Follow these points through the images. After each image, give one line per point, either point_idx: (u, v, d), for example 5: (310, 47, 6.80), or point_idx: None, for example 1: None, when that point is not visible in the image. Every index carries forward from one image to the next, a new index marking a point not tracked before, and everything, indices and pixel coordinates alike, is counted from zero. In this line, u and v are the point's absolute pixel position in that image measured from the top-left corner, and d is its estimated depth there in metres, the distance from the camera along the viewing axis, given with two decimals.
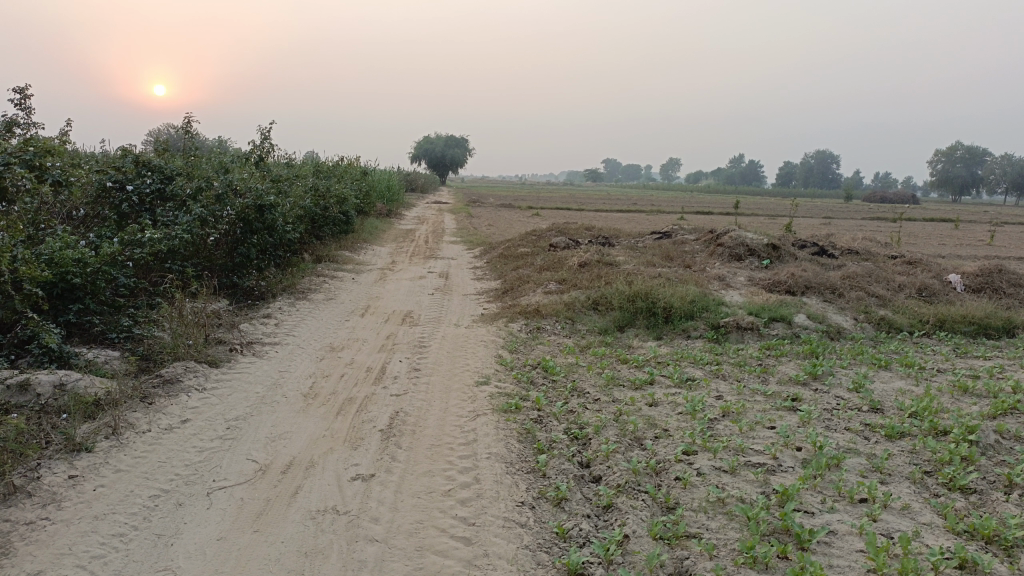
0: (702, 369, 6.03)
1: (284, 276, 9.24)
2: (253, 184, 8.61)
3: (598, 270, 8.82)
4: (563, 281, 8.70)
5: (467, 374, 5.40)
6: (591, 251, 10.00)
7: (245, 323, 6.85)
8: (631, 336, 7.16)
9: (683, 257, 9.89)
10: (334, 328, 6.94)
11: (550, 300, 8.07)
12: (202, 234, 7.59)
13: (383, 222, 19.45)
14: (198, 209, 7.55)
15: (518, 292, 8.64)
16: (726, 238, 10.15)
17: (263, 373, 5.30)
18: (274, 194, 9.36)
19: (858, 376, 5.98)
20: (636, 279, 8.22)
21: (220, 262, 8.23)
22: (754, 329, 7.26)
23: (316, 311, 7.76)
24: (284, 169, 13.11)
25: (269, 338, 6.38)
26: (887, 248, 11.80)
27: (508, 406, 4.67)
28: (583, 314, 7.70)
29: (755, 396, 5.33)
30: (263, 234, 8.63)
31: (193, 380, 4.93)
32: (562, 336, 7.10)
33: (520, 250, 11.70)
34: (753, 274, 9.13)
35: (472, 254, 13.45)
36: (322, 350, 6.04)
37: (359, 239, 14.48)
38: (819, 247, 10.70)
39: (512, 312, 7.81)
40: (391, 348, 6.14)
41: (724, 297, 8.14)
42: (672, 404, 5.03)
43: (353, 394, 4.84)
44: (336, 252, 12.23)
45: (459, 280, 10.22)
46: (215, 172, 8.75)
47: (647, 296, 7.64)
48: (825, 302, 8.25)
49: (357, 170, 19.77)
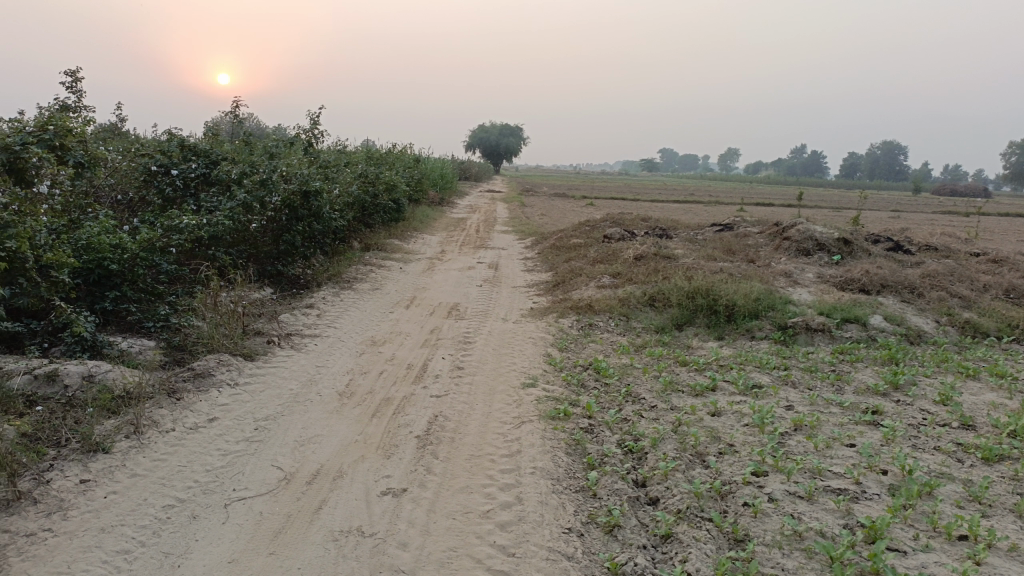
0: (769, 375, 5.55)
1: (330, 264, 9.02)
2: (300, 169, 8.39)
3: (655, 264, 8.35)
4: (617, 275, 8.26)
5: (514, 374, 5.04)
6: (647, 243, 9.53)
7: (286, 314, 6.61)
8: (690, 336, 6.70)
9: (746, 251, 9.34)
10: (377, 321, 6.66)
11: (604, 295, 7.65)
12: (246, 220, 7.39)
13: (435, 210, 19.23)
14: (242, 194, 7.34)
15: (570, 286, 8.24)
16: (793, 232, 9.56)
17: (299, 368, 5.02)
18: (322, 181, 9.15)
19: (944, 386, 5.41)
20: (697, 274, 7.74)
21: (266, 250, 8.03)
22: (824, 331, 6.73)
23: (360, 302, 7.49)
24: (335, 155, 12.95)
25: (309, 330, 6.12)
26: (968, 245, 11.00)
27: (556, 412, 4.29)
28: (639, 311, 7.26)
29: (830, 408, 4.83)
30: (309, 221, 8.40)
31: (225, 375, 4.68)
32: (616, 334, 6.68)
33: (573, 242, 11.29)
34: (822, 270, 8.55)
35: (523, 245, 13.08)
36: (362, 344, 5.75)
37: (409, 227, 14.24)
38: (894, 243, 10.01)
39: (564, 306, 7.41)
40: (435, 343, 5.81)
41: (791, 296, 7.60)
42: (737, 415, 4.58)
43: (391, 394, 4.52)
44: (385, 240, 12.00)
45: (509, 272, 9.87)
46: (261, 156, 8.56)
47: (708, 293, 7.15)
48: (903, 303, 7.63)
49: (410, 158, 19.60)
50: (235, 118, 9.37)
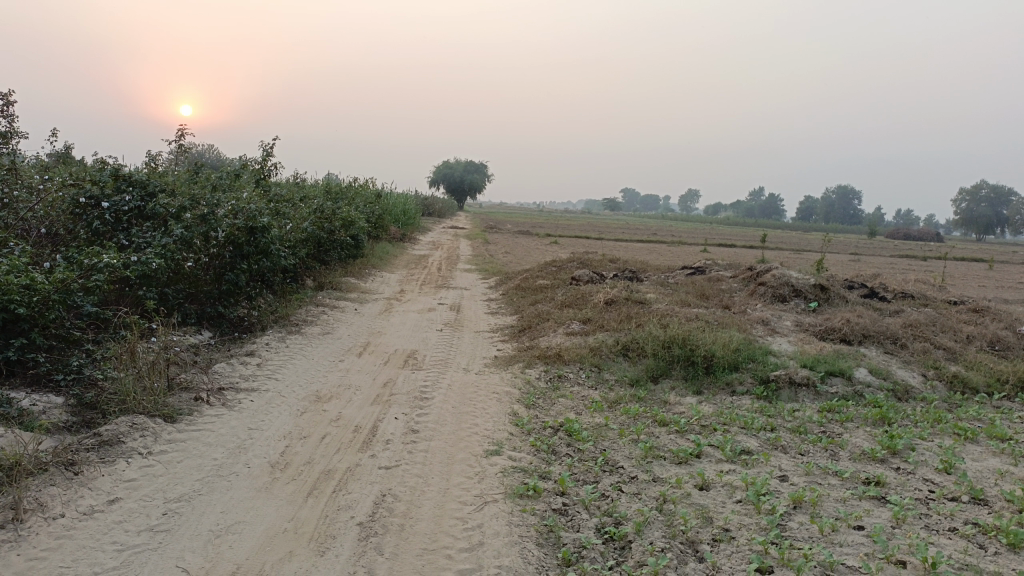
0: (757, 438, 5.05)
1: (277, 305, 8.36)
2: (247, 203, 7.79)
3: (627, 309, 7.87)
4: (587, 321, 7.76)
5: (476, 438, 4.46)
6: (618, 287, 9.06)
7: (220, 364, 5.94)
8: (666, 390, 6.20)
9: (721, 296, 8.92)
10: (324, 371, 6.04)
11: (573, 343, 7.12)
12: (180, 258, 6.77)
13: (395, 246, 18.60)
14: (178, 229, 6.74)
15: (537, 332, 7.70)
16: (768, 276, 9.19)
17: (227, 431, 4.38)
18: (272, 216, 8.54)
19: (945, 451, 4.96)
20: (672, 322, 7.27)
21: (206, 290, 7.37)
22: (809, 386, 6.28)
23: (307, 349, 6.84)
24: (289, 189, 12.31)
25: (245, 383, 5.47)
26: (941, 292, 10.75)
27: (524, 489, 3.71)
28: (612, 361, 6.74)
29: (828, 480, 4.33)
30: (256, 259, 7.76)
31: (136, 443, 4.03)
32: (587, 388, 6.13)
33: (539, 283, 10.78)
34: (800, 318, 8.15)
35: (487, 285, 12.54)
36: (305, 401, 5.12)
37: (368, 265, 13.58)
38: (869, 289, 9.71)
39: (530, 355, 6.87)
40: (388, 400, 5.20)
41: (771, 346, 7.17)
42: (727, 488, 4.04)
43: (333, 465, 3.91)
44: (340, 278, 11.35)
45: (471, 314, 9.31)
46: (206, 188, 7.93)
47: (685, 342, 6.67)
48: (886, 354, 7.24)
49: (371, 193, 19.06)
50: (180, 149, 8.74)
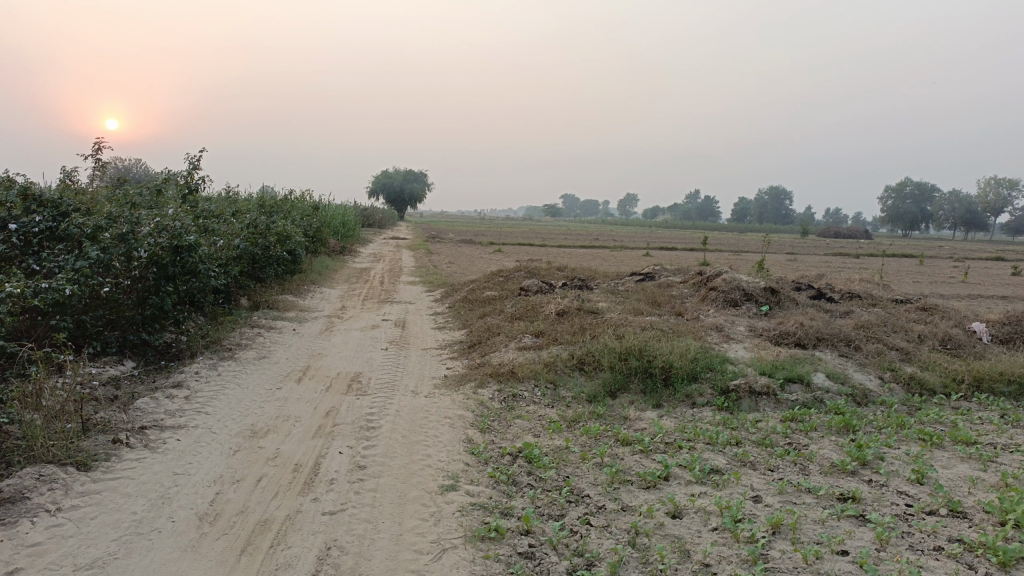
0: (723, 454, 4.82)
1: (208, 329, 7.82)
2: (172, 220, 7.26)
3: (579, 320, 7.61)
4: (540, 333, 7.46)
5: (429, 472, 4.10)
6: (568, 296, 8.80)
7: (143, 398, 5.43)
8: (625, 405, 5.94)
9: (672, 303, 8.74)
10: (260, 402, 5.59)
11: (526, 358, 6.81)
12: (96, 282, 6.23)
13: (334, 259, 18.02)
14: (95, 251, 6.20)
15: (487, 347, 7.37)
16: (719, 281, 9.06)
17: (149, 480, 3.92)
18: (200, 234, 8.00)
19: (915, 460, 4.81)
20: (627, 332, 7.02)
21: (128, 316, 6.82)
22: (769, 395, 6.11)
23: (241, 377, 6.37)
24: (220, 203, 11.70)
25: (172, 420, 4.99)
26: (885, 292, 10.83)
27: (485, 530, 3.38)
28: (567, 376, 6.45)
29: (803, 498, 4.12)
30: (183, 280, 7.23)
31: (44, 498, 3.53)
32: (544, 407, 5.83)
33: (486, 294, 10.45)
34: (753, 323, 8.03)
35: (432, 297, 12.14)
36: (238, 438, 4.68)
37: (306, 280, 13.03)
38: (817, 291, 9.69)
39: (481, 373, 6.53)
40: (331, 431, 4.80)
41: (728, 353, 6.99)
42: (702, 514, 3.78)
43: (272, 514, 3.50)
44: (277, 296, 10.80)
45: (417, 330, 8.93)
46: (126, 205, 7.36)
47: (642, 354, 6.44)
48: (842, 358, 7.14)
49: (308, 206, 18.45)
50: (98, 164, 8.13)
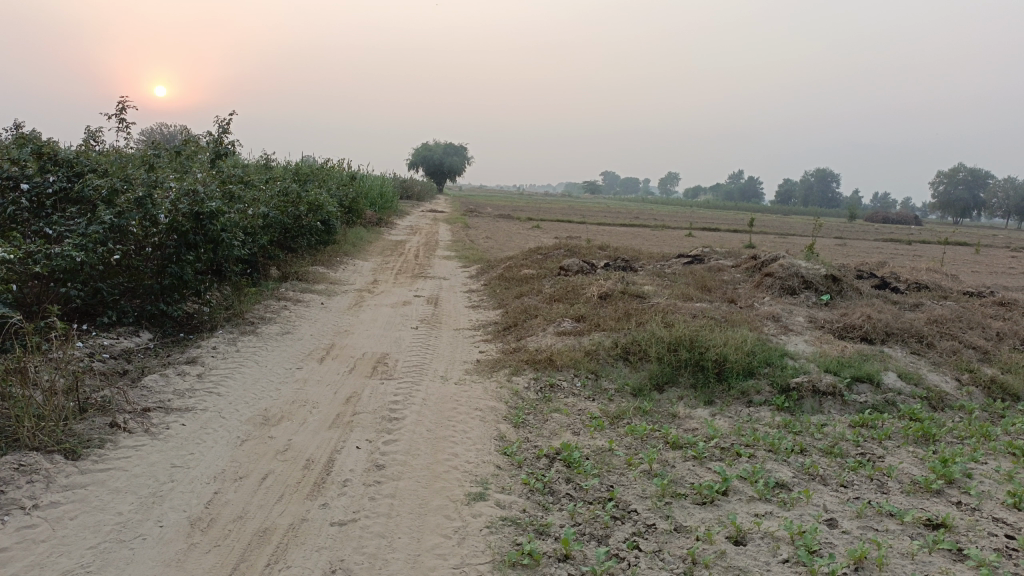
0: (788, 465, 4.26)
1: (231, 301, 7.43)
2: (194, 185, 6.85)
3: (623, 305, 7.05)
4: (581, 317, 6.91)
5: (454, 476, 3.63)
6: (612, 278, 8.24)
7: (152, 376, 5.04)
8: (674, 400, 5.40)
9: (724, 288, 8.12)
10: (277, 384, 5.17)
11: (566, 344, 6.29)
12: (107, 250, 5.86)
13: (369, 231, 17.60)
14: (108, 216, 5.82)
15: (524, 331, 6.86)
16: (775, 266, 8.40)
17: (143, 473, 3.51)
18: (224, 200, 7.60)
19: (1011, 480, 4.19)
20: (676, 320, 6.45)
21: (145, 285, 6.45)
22: (835, 396, 5.50)
23: (259, 354, 5.96)
24: (251, 170, 11.33)
25: (179, 401, 4.59)
26: (954, 283, 10.03)
27: (517, 555, 2.89)
28: (610, 366, 5.91)
29: (886, 525, 3.55)
30: (204, 248, 6.84)
31: (21, 493, 3.13)
32: (584, 400, 5.30)
33: (524, 272, 9.92)
34: (813, 313, 7.38)
35: (467, 274, 11.65)
36: (247, 425, 4.25)
37: (338, 252, 12.62)
38: (881, 280, 8.97)
39: (516, 359, 6.04)
40: (349, 422, 4.34)
41: (787, 346, 6.39)
42: (769, 542, 3.23)
43: (274, 523, 3.06)
44: (307, 267, 10.41)
45: (450, 308, 8.46)
46: (145, 167, 6.96)
47: (693, 345, 5.87)
48: (914, 356, 6.49)
49: (344, 175, 18.06)
50: (121, 124, 7.75)
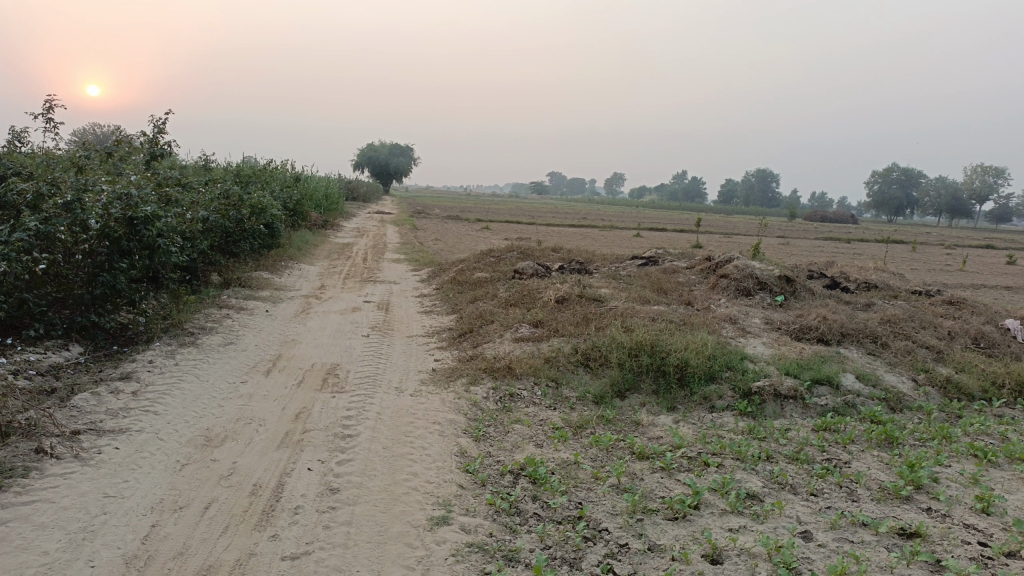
0: (756, 474, 4.15)
1: (169, 310, 7.04)
2: (127, 188, 6.44)
3: (581, 309, 6.91)
4: (538, 323, 6.74)
5: (415, 498, 3.41)
6: (567, 281, 8.09)
7: (83, 394, 4.67)
8: (637, 408, 5.27)
9: (680, 290, 8.05)
10: (220, 400, 4.85)
11: (524, 351, 6.10)
12: (32, 258, 5.44)
13: (315, 234, 17.14)
14: (32, 222, 5.40)
15: (480, 338, 6.65)
16: (730, 268, 8.37)
17: (72, 505, 3.18)
18: (160, 203, 7.19)
19: (976, 483, 4.17)
20: (635, 324, 6.33)
21: (74, 295, 6.03)
22: (796, 399, 5.45)
23: (200, 367, 5.62)
24: (190, 172, 10.85)
25: (112, 423, 4.24)
26: (900, 282, 10.19)
27: None
28: (570, 373, 5.75)
29: (861, 536, 3.46)
30: (140, 255, 6.44)
31: None
32: (545, 410, 5.13)
33: (477, 276, 9.71)
34: (769, 314, 7.37)
35: (418, 278, 11.38)
36: (188, 448, 3.94)
37: (283, 256, 12.21)
38: (832, 280, 9.04)
39: (474, 368, 5.83)
40: (299, 441, 4.08)
41: (746, 349, 6.33)
42: (748, 559, 3.11)
43: (219, 559, 2.80)
44: (250, 273, 10.00)
45: (402, 314, 8.20)
46: (74, 169, 6.52)
47: (654, 350, 5.75)
48: (870, 356, 6.50)
49: (288, 177, 17.56)
50: (47, 123, 7.27)
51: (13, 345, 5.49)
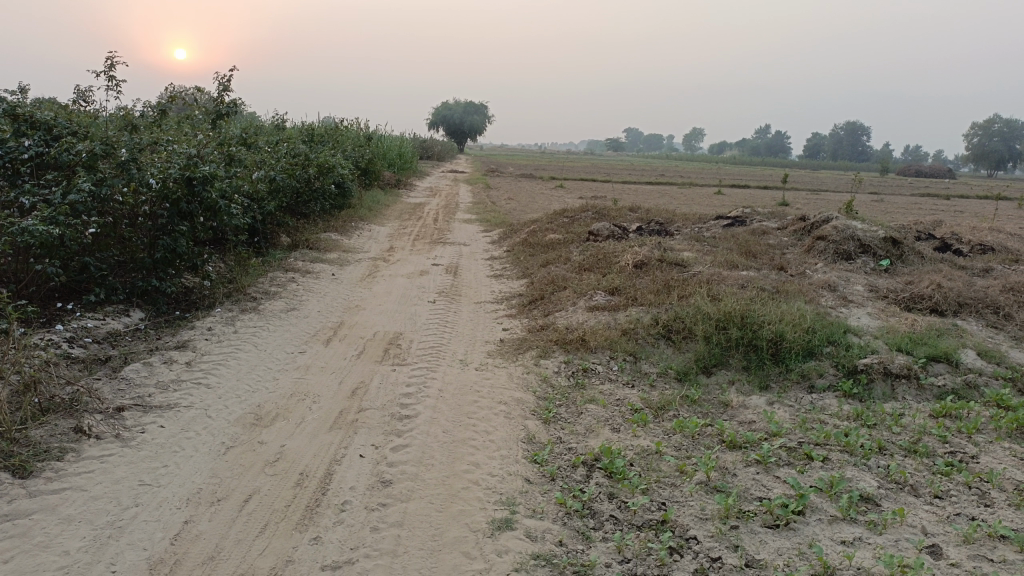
0: (869, 471, 3.60)
1: (233, 274, 6.85)
2: (186, 149, 6.22)
3: (662, 275, 6.37)
4: (615, 290, 6.23)
5: (475, 496, 3.01)
6: (647, 244, 7.53)
7: (135, 365, 4.47)
8: (725, 386, 4.75)
9: (771, 254, 7.38)
10: (275, 373, 4.58)
11: (600, 321, 5.63)
12: (87, 221, 5.27)
13: (388, 194, 16.94)
14: (86, 184, 5.21)
15: (551, 305, 6.21)
16: (827, 229, 7.63)
17: (104, 494, 2.93)
18: (222, 163, 6.97)
19: None
20: (722, 292, 5.76)
21: (136, 258, 5.86)
22: (910, 379, 4.80)
23: (259, 335, 5.38)
24: (259, 131, 10.69)
25: (161, 397, 4.01)
26: (1021, 243, 9.17)
27: None
28: (650, 346, 5.26)
29: (1004, 553, 2.89)
30: (200, 217, 6.23)
31: None
32: (622, 387, 4.66)
33: (549, 237, 9.24)
34: (873, 281, 6.65)
35: (489, 239, 10.98)
36: (236, 428, 3.66)
37: (354, 216, 11.99)
38: (942, 242, 8.17)
39: (544, 339, 5.40)
40: (353, 422, 3.75)
41: (849, 321, 5.68)
42: None
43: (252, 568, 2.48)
44: (319, 234, 9.80)
45: (470, 278, 7.82)
46: (133, 130, 6.33)
47: (744, 322, 5.19)
48: (992, 330, 5.73)
49: (360, 135, 17.36)
50: (110, 82, 7.12)
51: (72, 310, 5.36)
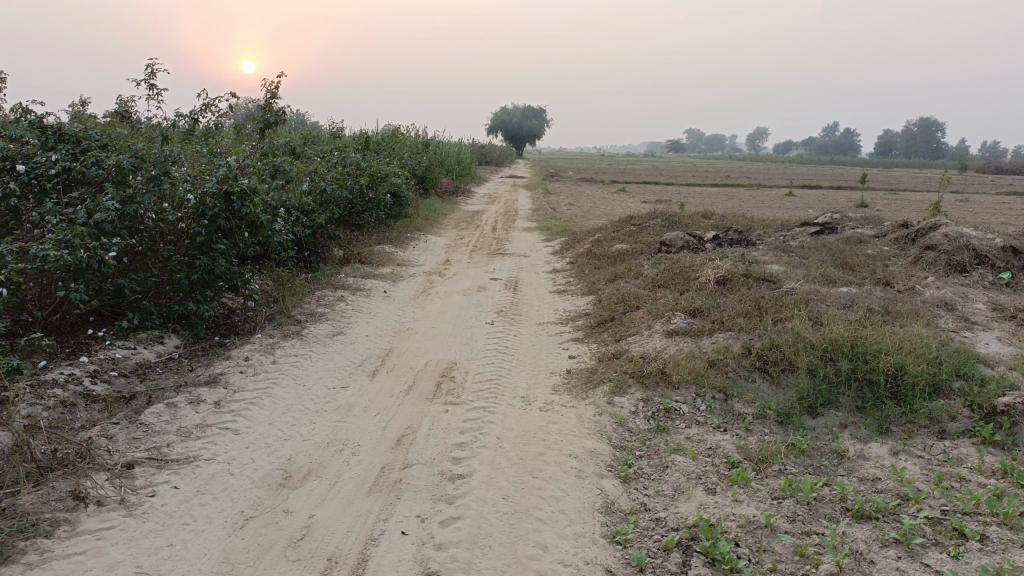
0: None
1: (278, 293, 6.38)
2: (225, 161, 5.77)
3: (749, 293, 5.63)
4: (696, 312, 5.52)
5: None
6: (729, 256, 6.78)
7: (157, 407, 3.96)
8: (837, 431, 3.99)
9: (871, 266, 6.54)
10: (312, 414, 4.02)
11: (681, 350, 4.92)
12: (114, 240, 4.83)
13: (446, 202, 16.48)
14: (114, 201, 4.77)
15: (624, 329, 5.54)
16: (936, 237, 6.74)
17: None
18: (266, 175, 6.51)
19: None
20: (824, 314, 4.99)
21: (173, 279, 5.42)
22: None
23: (299, 365, 4.85)
24: (311, 140, 10.30)
25: (180, 448, 3.48)
26: None
27: None
28: (742, 379, 4.53)
29: None
30: (242, 234, 5.75)
31: None
32: (713, 432, 3.96)
33: (617, 248, 8.54)
34: (996, 297, 5.76)
35: (551, 250, 10.35)
36: (258, 492, 3.09)
37: (410, 226, 11.53)
38: None
39: (618, 371, 4.73)
40: (396, 483, 3.15)
41: (977, 347, 4.84)
42: None
43: None
44: (372, 246, 9.33)
45: (532, 295, 7.20)
46: (171, 143, 5.91)
47: (855, 352, 4.42)
48: None
49: (418, 142, 16.96)
50: (151, 91, 6.75)
51: (102, 338, 4.92)
